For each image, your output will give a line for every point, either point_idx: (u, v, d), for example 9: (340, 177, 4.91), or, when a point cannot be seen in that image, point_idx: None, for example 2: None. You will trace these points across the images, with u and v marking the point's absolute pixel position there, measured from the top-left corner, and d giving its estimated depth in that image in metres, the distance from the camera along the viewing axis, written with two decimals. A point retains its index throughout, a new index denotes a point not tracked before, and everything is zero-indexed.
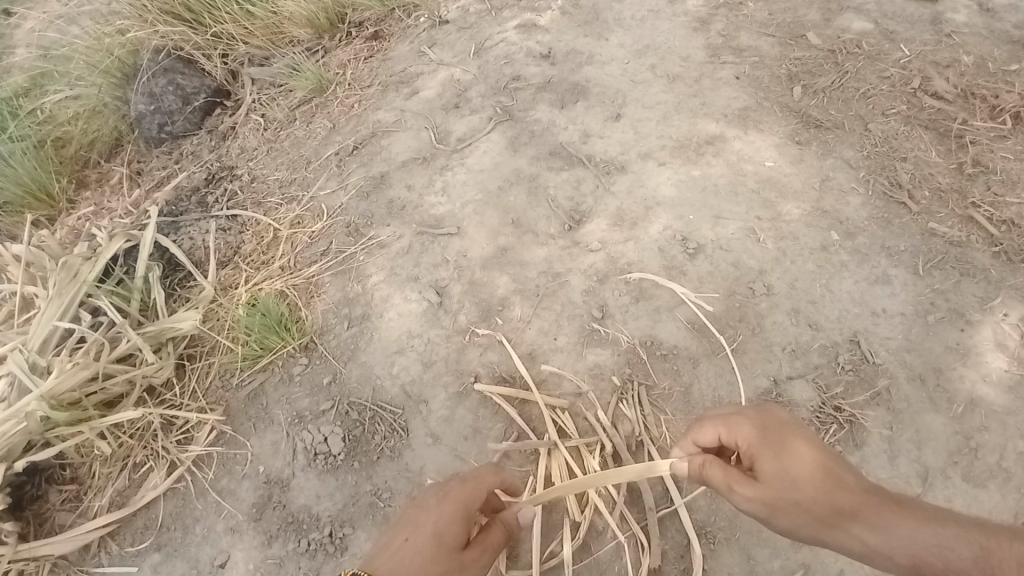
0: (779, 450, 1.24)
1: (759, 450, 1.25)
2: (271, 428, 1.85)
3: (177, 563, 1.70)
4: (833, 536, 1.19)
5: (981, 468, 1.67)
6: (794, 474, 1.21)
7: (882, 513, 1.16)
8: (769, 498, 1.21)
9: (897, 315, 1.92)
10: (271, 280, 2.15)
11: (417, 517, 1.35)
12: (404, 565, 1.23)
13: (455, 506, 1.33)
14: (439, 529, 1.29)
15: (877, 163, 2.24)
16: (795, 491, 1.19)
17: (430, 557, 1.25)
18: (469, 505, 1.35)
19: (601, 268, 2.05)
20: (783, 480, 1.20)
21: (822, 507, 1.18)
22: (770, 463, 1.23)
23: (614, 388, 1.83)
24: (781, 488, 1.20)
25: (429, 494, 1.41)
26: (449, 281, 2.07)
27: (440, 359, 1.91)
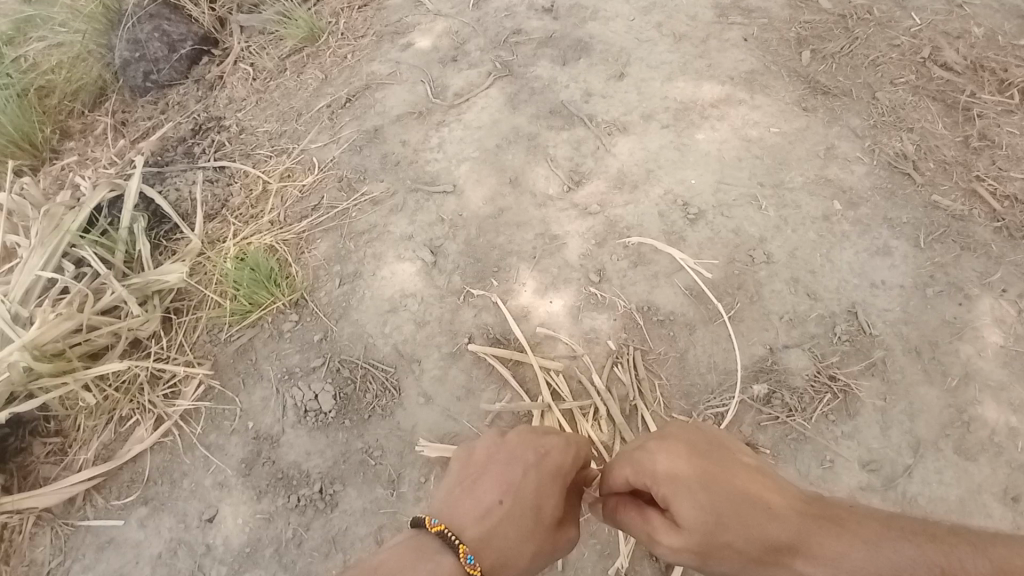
0: (693, 490, 1.17)
1: (674, 495, 1.18)
2: (260, 384, 1.82)
3: (165, 516, 1.69)
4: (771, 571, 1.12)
5: (972, 441, 1.68)
6: (711, 514, 1.14)
7: (815, 540, 1.08)
8: (697, 547, 1.16)
9: (896, 287, 1.90)
10: (260, 234, 2.09)
11: (509, 476, 1.31)
12: (502, 538, 1.21)
13: (554, 480, 1.32)
14: (539, 504, 1.28)
15: (883, 133, 2.19)
16: (721, 535, 1.13)
17: (527, 533, 1.24)
18: (565, 480, 1.34)
19: (599, 231, 2.01)
20: (705, 524, 1.14)
21: (752, 545, 1.12)
22: (682, 503, 1.17)
23: (609, 352, 1.81)
24: (699, 529, 1.14)
25: (518, 448, 1.37)
26: (444, 240, 2.02)
27: (433, 319, 1.88)
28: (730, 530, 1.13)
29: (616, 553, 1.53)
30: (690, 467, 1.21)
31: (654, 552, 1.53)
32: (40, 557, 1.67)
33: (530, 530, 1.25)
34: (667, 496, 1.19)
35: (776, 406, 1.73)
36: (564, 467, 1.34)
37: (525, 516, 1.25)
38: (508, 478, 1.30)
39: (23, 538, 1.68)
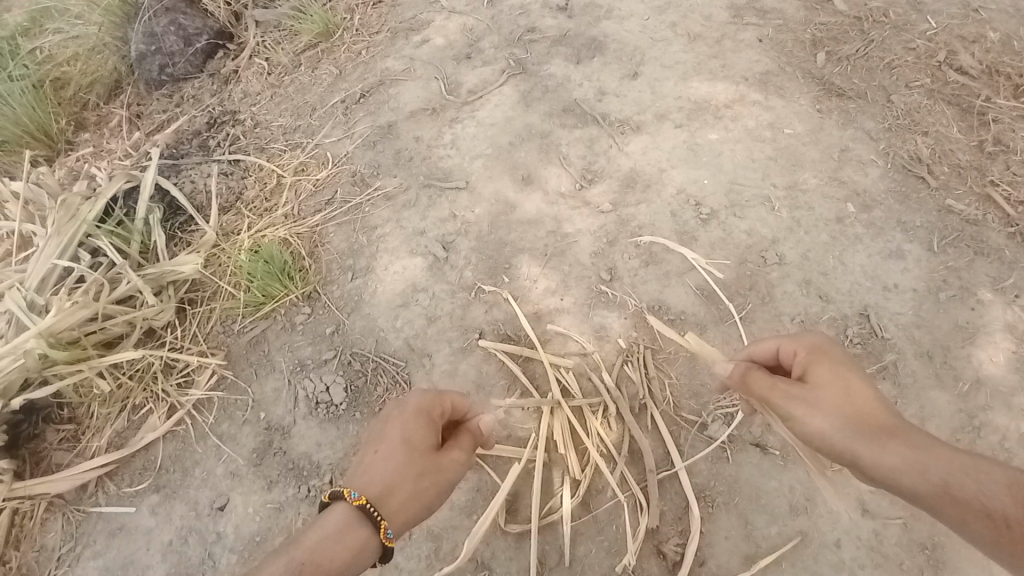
0: (836, 363, 1.28)
1: (820, 358, 1.28)
2: (272, 375, 1.84)
3: (177, 504, 1.70)
4: (869, 441, 1.14)
5: (982, 447, 1.68)
6: (844, 384, 1.23)
7: (922, 439, 1.14)
8: (813, 396, 1.22)
9: (909, 291, 1.89)
10: (274, 228, 2.11)
11: (382, 431, 1.34)
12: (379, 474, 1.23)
13: (420, 415, 1.34)
14: (408, 435, 1.29)
15: (898, 136, 2.18)
16: (843, 395, 1.21)
17: (404, 462, 1.25)
18: (430, 414, 1.35)
19: (611, 230, 2.01)
20: (834, 383, 1.23)
21: (864, 413, 1.18)
22: (821, 368, 1.26)
23: (619, 350, 1.80)
24: (828, 387, 1.22)
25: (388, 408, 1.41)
26: (457, 236, 2.03)
27: (444, 315, 1.89)
28: (854, 394, 1.21)
29: (625, 551, 1.52)
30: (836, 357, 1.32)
31: (663, 551, 1.52)
32: (51, 542, 1.68)
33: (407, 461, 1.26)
34: (810, 361, 1.29)
35: None
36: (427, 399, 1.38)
37: (398, 452, 1.27)
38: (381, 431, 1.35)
39: (35, 524, 1.69)
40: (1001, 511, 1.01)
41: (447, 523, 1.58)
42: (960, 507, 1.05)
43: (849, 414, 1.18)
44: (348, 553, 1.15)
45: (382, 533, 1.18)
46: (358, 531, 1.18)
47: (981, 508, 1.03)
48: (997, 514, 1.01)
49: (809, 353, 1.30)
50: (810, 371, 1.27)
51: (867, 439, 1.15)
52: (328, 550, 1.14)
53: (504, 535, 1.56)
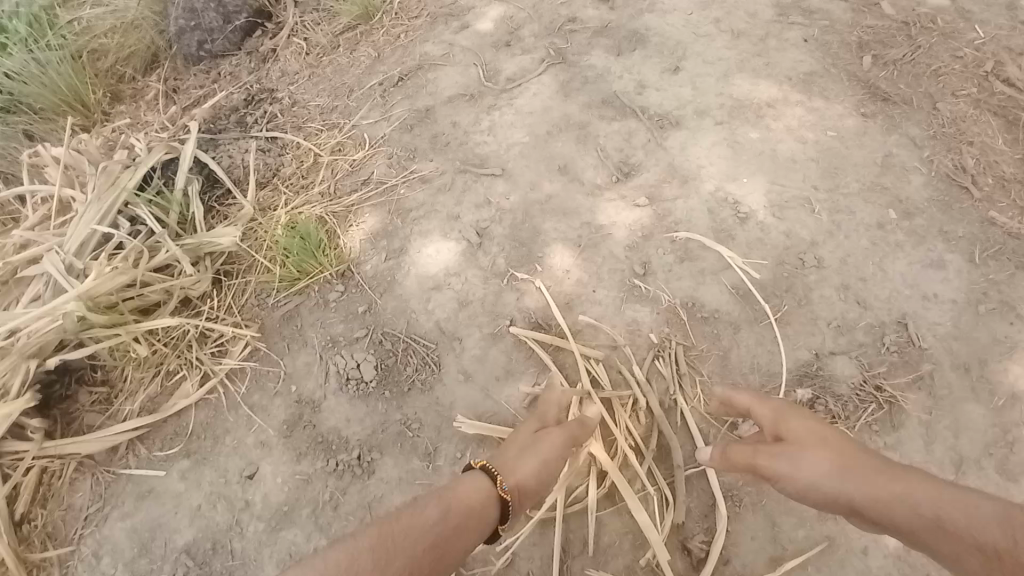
0: (811, 424, 1.30)
1: (794, 420, 1.31)
2: (305, 349, 1.85)
3: (206, 471, 1.72)
4: (853, 485, 1.13)
5: (1015, 462, 1.63)
6: (820, 438, 1.25)
7: (903, 474, 1.11)
8: (793, 453, 1.23)
9: (949, 302, 1.85)
10: (310, 205, 2.12)
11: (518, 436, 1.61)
12: (502, 456, 1.51)
13: (534, 416, 1.60)
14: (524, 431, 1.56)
15: (942, 145, 2.14)
16: (824, 447, 1.22)
17: (516, 446, 1.52)
18: (542, 415, 1.61)
19: (647, 224, 2.00)
20: (812, 439, 1.24)
21: (843, 461, 1.17)
22: (796, 430, 1.28)
23: (651, 345, 1.79)
24: (804, 443, 1.24)
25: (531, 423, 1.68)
26: (491, 223, 2.03)
27: (476, 299, 1.89)
28: (833, 447, 1.21)
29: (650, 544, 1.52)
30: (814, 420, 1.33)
31: (687, 546, 1.52)
32: (79, 502, 1.71)
33: (520, 447, 1.51)
34: (782, 423, 1.32)
35: (820, 412, 1.68)
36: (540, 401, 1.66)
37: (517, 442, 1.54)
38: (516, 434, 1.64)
39: (63, 483, 1.72)
40: (988, 539, 0.94)
41: None
42: (951, 541, 0.98)
43: (832, 463, 1.18)
44: (475, 498, 1.35)
45: (497, 486, 1.40)
46: (480, 486, 1.39)
47: (973, 538, 0.96)
48: (983, 543, 0.94)
49: (782, 417, 1.33)
50: (788, 433, 1.29)
51: (856, 484, 1.13)
52: (458, 496, 1.34)
53: (528, 520, 1.56)
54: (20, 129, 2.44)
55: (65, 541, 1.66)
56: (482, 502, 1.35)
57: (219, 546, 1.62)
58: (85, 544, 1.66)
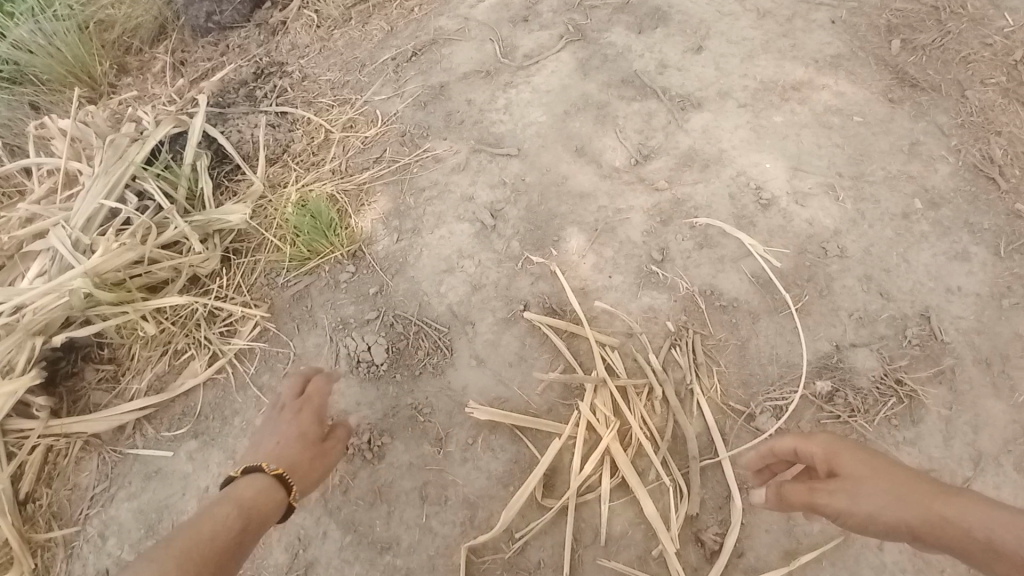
0: (859, 453, 1.24)
1: (840, 449, 1.25)
2: (314, 331, 1.82)
3: (213, 452, 1.70)
4: (914, 515, 1.08)
5: None
6: (869, 464, 1.20)
7: (963, 499, 1.07)
8: (846, 485, 1.17)
9: (973, 295, 1.77)
10: (320, 183, 2.08)
11: (277, 425, 1.51)
12: (283, 456, 1.43)
13: (312, 413, 1.54)
14: (304, 431, 1.50)
15: (970, 134, 2.06)
16: (877, 478, 1.16)
17: (301, 449, 1.46)
18: (319, 411, 1.56)
19: (665, 209, 1.95)
20: (864, 469, 1.18)
21: (899, 491, 1.12)
22: (844, 459, 1.23)
23: (668, 333, 1.75)
24: (857, 473, 1.19)
25: (277, 404, 1.58)
26: (505, 204, 1.98)
27: (489, 283, 1.85)
28: (887, 477, 1.16)
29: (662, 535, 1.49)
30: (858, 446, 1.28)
31: (700, 538, 1.49)
32: (85, 482, 1.70)
33: (305, 451, 1.47)
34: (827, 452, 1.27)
35: (838, 405, 1.63)
36: (316, 394, 1.59)
37: (296, 442, 1.47)
38: (274, 424, 1.52)
39: (69, 462, 1.71)
40: None
41: (483, 493, 1.55)
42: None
43: (889, 494, 1.13)
44: (268, 508, 1.32)
45: (289, 494, 1.38)
46: (272, 494, 1.35)
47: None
48: None
49: (827, 448, 1.27)
50: (835, 464, 1.24)
51: (917, 513, 1.08)
52: (251, 506, 1.29)
53: (539, 509, 1.54)
54: (26, 99, 2.39)
55: (71, 520, 1.66)
56: (275, 510, 1.33)
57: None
58: (91, 524, 1.65)
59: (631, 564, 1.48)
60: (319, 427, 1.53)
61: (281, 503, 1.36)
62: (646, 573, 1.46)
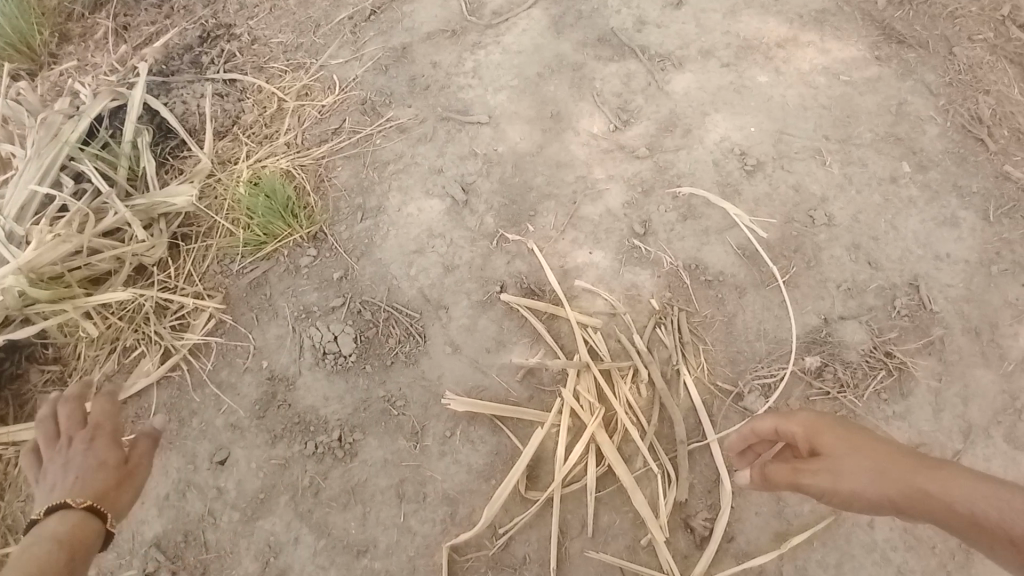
0: (839, 428, 1.16)
1: (820, 427, 1.17)
2: (274, 321, 1.69)
3: (172, 456, 1.58)
4: (897, 491, 1.02)
5: None
6: (849, 440, 1.13)
7: (949, 471, 1.01)
8: (828, 464, 1.10)
9: (961, 262, 1.72)
10: (274, 158, 1.91)
11: (61, 458, 1.25)
12: (85, 487, 1.21)
13: (108, 435, 1.31)
14: (103, 456, 1.27)
15: (959, 93, 1.98)
16: (858, 452, 1.10)
17: (106, 476, 1.25)
18: (115, 432, 1.33)
19: (646, 178, 1.84)
20: (846, 447, 1.11)
21: (881, 468, 1.06)
22: (824, 436, 1.16)
23: (652, 312, 1.67)
24: (838, 450, 1.12)
25: (51, 435, 1.30)
26: (477, 177, 1.85)
27: (463, 264, 1.73)
28: (869, 453, 1.09)
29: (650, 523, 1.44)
30: (837, 419, 1.20)
31: (691, 525, 1.44)
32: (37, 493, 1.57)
33: (111, 476, 1.26)
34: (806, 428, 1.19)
35: (828, 381, 1.57)
36: (107, 416, 1.35)
37: (97, 469, 1.24)
38: (61, 458, 1.26)
39: (19, 472, 1.58)
40: None
41: (463, 488, 1.47)
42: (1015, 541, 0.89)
43: (871, 471, 1.06)
44: (87, 542, 1.13)
45: (107, 524, 1.19)
46: (90, 526, 1.15)
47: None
48: None
49: (807, 426, 1.19)
50: (816, 442, 1.16)
51: (899, 490, 1.02)
52: (71, 546, 1.10)
53: (524, 503, 1.47)
54: None
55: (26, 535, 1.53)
56: (97, 544, 1.15)
57: (190, 538, 1.49)
58: None
59: (620, 555, 1.42)
60: (119, 448, 1.31)
61: (102, 536, 1.17)
62: (636, 563, 1.41)
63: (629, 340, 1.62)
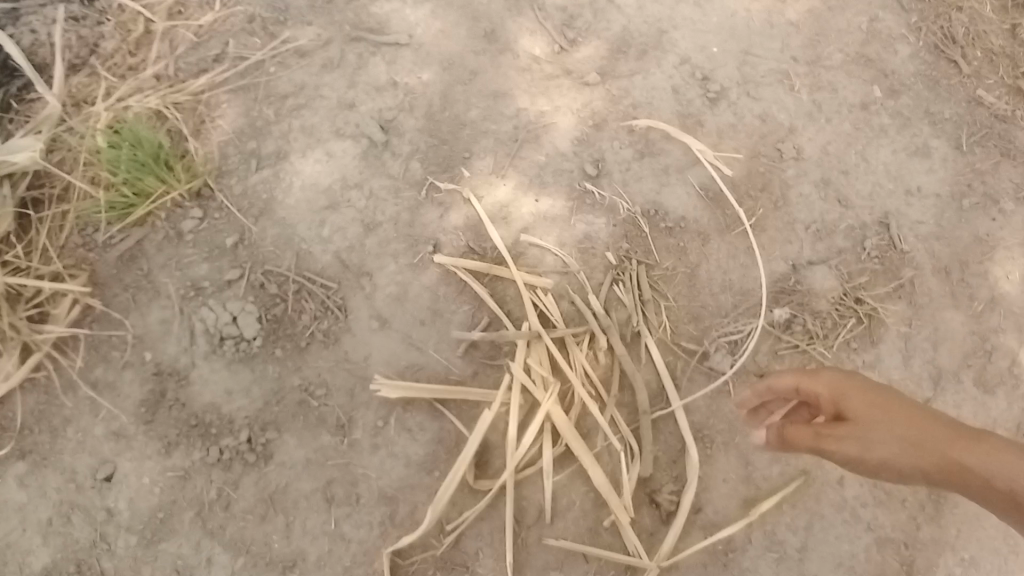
0: (867, 391, 1.13)
1: (847, 388, 1.14)
2: (155, 302, 1.40)
3: (48, 474, 1.33)
4: (930, 464, 1.02)
5: (991, 373, 1.46)
6: (878, 405, 1.10)
7: (987, 444, 0.99)
8: (855, 433, 1.09)
9: (932, 197, 1.59)
10: (141, 95, 1.50)
11: None
12: None
13: None
14: None
15: (933, 8, 1.73)
16: (888, 420, 1.08)
17: None
18: None
19: (598, 109, 1.58)
20: (876, 413, 1.09)
21: (913, 439, 1.05)
22: (851, 400, 1.13)
23: (608, 266, 1.47)
24: (866, 416, 1.10)
25: None
26: (397, 112, 1.53)
27: (387, 220, 1.46)
28: (898, 419, 1.08)
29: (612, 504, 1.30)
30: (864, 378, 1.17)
31: (656, 500, 1.32)
32: None
33: None
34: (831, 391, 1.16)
35: (797, 334, 1.45)
36: None
37: None
38: None
39: None
40: None
41: (402, 484, 1.31)
42: None
43: (901, 439, 1.06)
44: None
45: None
46: None
47: None
48: None
49: (833, 387, 1.15)
50: (841, 406, 1.14)
51: (930, 460, 1.02)
52: None
53: (472, 494, 1.30)
54: None
55: None
56: None
57: (85, 568, 1.31)
58: None
59: (581, 539, 1.30)
60: None
61: None
62: (598, 548, 1.29)
63: (584, 303, 1.42)
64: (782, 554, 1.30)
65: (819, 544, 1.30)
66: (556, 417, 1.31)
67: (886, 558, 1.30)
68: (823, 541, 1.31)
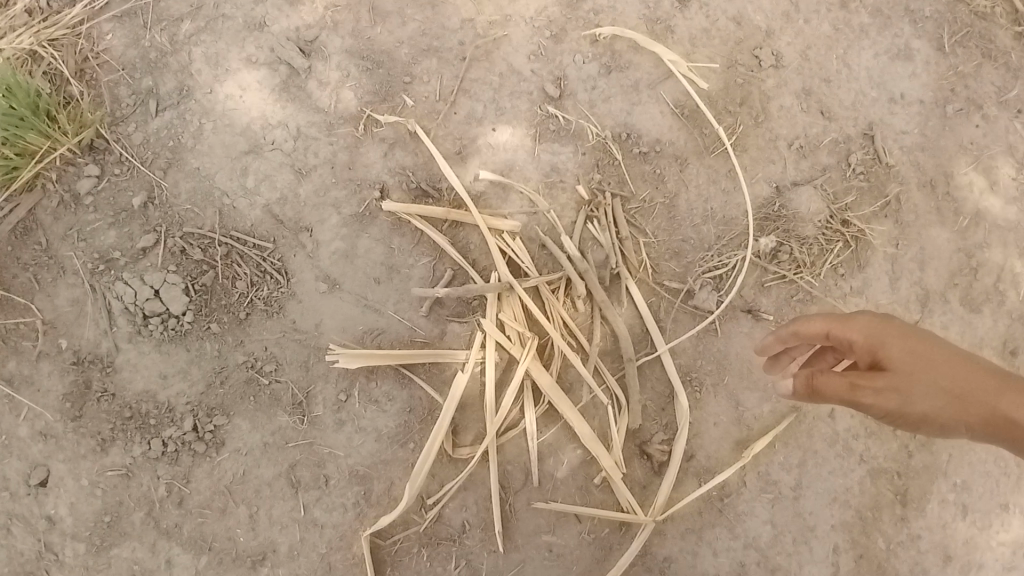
0: (905, 337, 1.05)
1: (884, 334, 1.05)
2: (64, 280, 1.20)
3: None
4: (978, 416, 1.00)
5: (977, 291, 1.42)
6: (922, 356, 1.03)
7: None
8: (900, 385, 1.02)
9: (915, 104, 1.44)
10: (7, 31, 1.22)
11: None
12: None
13: None
14: None
15: None
16: (933, 372, 1.02)
17: None
18: None
19: (554, 16, 1.35)
20: (918, 363, 1.02)
21: (959, 393, 1.01)
22: (893, 349, 1.04)
23: (580, 203, 1.33)
24: (911, 368, 1.02)
25: None
26: (320, 31, 1.28)
27: (323, 164, 1.26)
28: (943, 369, 1.02)
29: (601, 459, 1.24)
30: (896, 322, 1.08)
31: (647, 451, 1.26)
32: None
33: None
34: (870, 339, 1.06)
35: (783, 263, 1.36)
36: None
37: None
38: None
39: None
40: None
41: (374, 460, 1.20)
42: None
43: (946, 392, 1.01)
44: None
45: None
46: None
47: None
48: None
49: (868, 332, 1.06)
50: (881, 355, 1.04)
51: (980, 415, 1.00)
52: None
53: (454, 463, 1.22)
54: None
55: None
56: None
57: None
58: None
59: (571, 499, 1.24)
60: None
61: None
62: (590, 504, 1.24)
63: (557, 246, 1.28)
64: (776, 492, 1.28)
65: (812, 479, 1.28)
66: (537, 374, 1.21)
67: (878, 488, 1.28)
68: (816, 476, 1.28)
